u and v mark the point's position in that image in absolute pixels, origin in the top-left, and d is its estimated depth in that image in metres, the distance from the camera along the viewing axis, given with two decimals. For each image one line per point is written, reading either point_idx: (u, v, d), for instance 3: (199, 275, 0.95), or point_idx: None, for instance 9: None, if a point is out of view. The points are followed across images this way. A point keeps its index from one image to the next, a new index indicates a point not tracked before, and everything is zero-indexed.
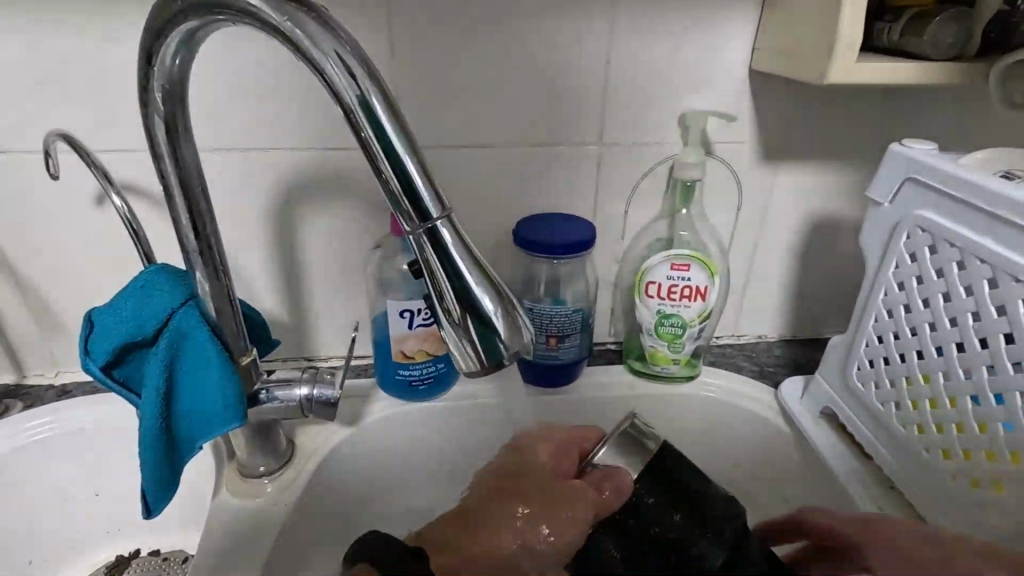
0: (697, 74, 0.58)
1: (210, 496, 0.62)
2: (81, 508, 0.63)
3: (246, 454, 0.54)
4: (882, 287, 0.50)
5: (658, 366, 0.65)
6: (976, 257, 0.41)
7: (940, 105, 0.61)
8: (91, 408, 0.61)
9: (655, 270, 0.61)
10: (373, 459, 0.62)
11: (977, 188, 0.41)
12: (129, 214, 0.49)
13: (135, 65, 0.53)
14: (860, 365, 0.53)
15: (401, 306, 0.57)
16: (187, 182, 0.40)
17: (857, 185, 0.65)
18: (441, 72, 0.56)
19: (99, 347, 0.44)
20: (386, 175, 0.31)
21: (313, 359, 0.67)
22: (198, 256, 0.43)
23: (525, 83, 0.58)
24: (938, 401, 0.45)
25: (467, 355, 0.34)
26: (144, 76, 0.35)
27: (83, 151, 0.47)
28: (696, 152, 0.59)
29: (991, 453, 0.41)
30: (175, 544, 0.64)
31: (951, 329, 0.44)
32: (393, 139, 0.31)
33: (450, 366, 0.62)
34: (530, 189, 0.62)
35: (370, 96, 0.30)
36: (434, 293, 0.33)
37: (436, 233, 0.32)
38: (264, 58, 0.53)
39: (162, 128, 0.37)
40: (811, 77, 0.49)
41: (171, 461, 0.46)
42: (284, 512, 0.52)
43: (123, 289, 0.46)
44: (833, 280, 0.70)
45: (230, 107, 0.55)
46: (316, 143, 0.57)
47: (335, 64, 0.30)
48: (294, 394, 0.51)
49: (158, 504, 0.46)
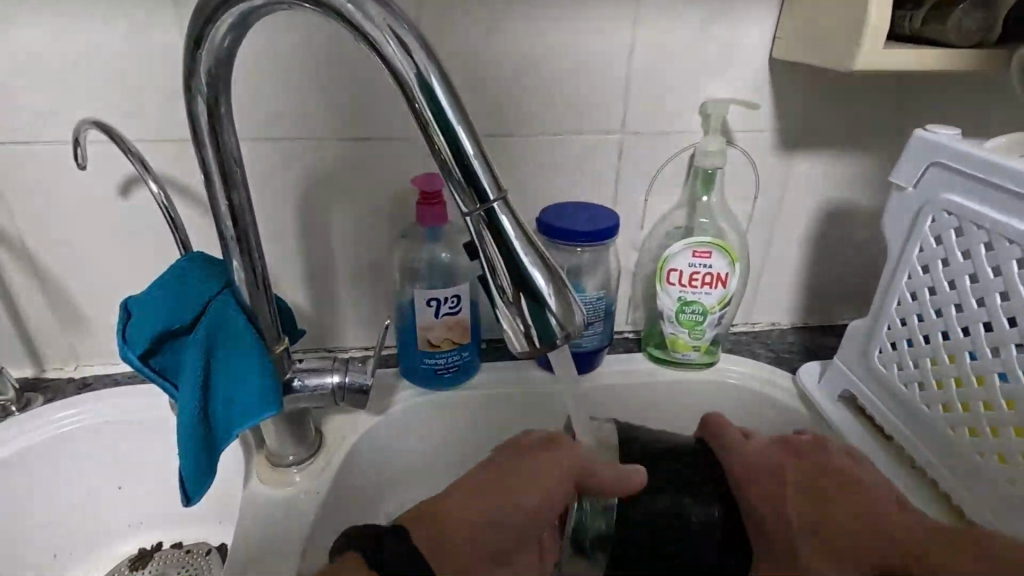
0: (718, 63, 0.59)
1: (235, 487, 0.61)
2: (104, 500, 0.62)
3: (276, 444, 0.54)
4: (905, 271, 0.51)
5: (679, 353, 0.65)
6: (1005, 239, 0.42)
7: (954, 92, 0.62)
8: (114, 401, 0.61)
9: (677, 257, 0.62)
10: (398, 448, 0.62)
11: (1005, 170, 0.42)
12: (165, 200, 0.51)
13: (160, 54, 0.53)
14: (882, 348, 0.54)
15: (428, 295, 0.57)
16: (229, 169, 0.40)
17: (872, 173, 0.66)
18: (467, 60, 0.56)
19: (136, 336, 0.44)
20: (447, 159, 0.33)
21: (333, 349, 0.67)
22: (235, 243, 0.43)
23: (549, 71, 0.58)
24: (965, 380, 0.46)
25: (519, 331, 0.36)
26: (190, 59, 0.35)
27: (121, 140, 0.49)
28: (717, 140, 0.59)
29: (1021, 428, 0.43)
30: (197, 537, 0.64)
31: (978, 309, 0.45)
32: (456, 124, 0.32)
33: (474, 355, 0.62)
34: (552, 179, 0.63)
35: (431, 81, 0.32)
36: (488, 273, 0.35)
37: (494, 214, 0.33)
38: (291, 47, 0.53)
39: (206, 112, 0.37)
40: (838, 65, 0.50)
41: (210, 449, 0.45)
42: (316, 500, 0.53)
43: (158, 281, 0.46)
44: (847, 266, 0.71)
45: (257, 96, 0.55)
46: (341, 133, 0.57)
47: (399, 50, 0.31)
48: (326, 382, 0.51)
49: (197, 492, 0.46)
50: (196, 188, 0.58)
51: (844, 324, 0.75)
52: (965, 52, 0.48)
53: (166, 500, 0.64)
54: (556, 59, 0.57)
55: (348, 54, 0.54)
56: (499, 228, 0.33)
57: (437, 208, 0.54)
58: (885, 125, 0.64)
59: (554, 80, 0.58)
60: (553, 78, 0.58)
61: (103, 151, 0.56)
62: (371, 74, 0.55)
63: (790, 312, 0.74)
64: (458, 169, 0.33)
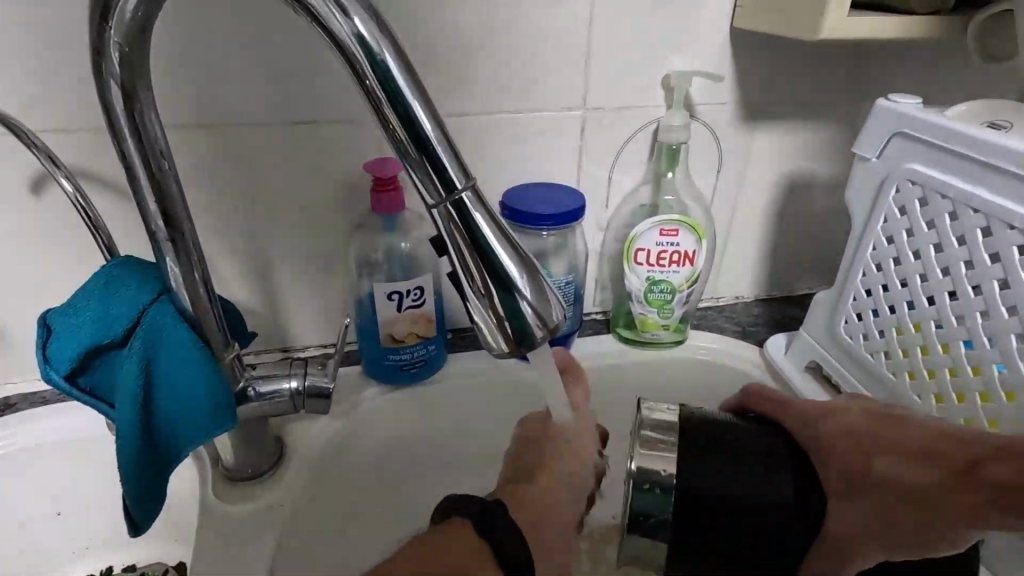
0: (682, 32, 0.57)
1: (191, 504, 0.57)
2: (44, 528, 0.57)
3: (233, 458, 0.50)
4: (870, 243, 0.51)
5: (648, 333, 0.64)
6: (970, 208, 0.43)
7: (907, 64, 0.63)
8: (47, 421, 0.55)
9: (644, 236, 0.61)
10: (363, 451, 0.58)
11: (971, 140, 0.42)
12: (82, 198, 0.46)
13: (70, 31, 0.46)
14: (847, 319, 0.54)
15: (389, 289, 0.54)
16: (155, 163, 0.35)
17: (831, 142, 0.66)
18: (419, 33, 0.52)
19: (61, 355, 0.39)
20: (404, 144, 0.30)
21: (289, 349, 0.63)
22: (169, 245, 0.38)
23: (508, 43, 0.54)
24: (930, 347, 0.47)
25: (494, 328, 0.33)
26: (97, 34, 0.31)
27: (22, 131, 0.44)
28: (681, 114, 0.58)
29: (985, 394, 0.44)
30: (152, 558, 0.59)
31: (943, 279, 0.45)
32: (415, 106, 0.29)
33: (441, 348, 0.60)
34: (513, 160, 0.60)
35: (385, 58, 0.28)
36: (458, 267, 0.32)
37: (463, 205, 0.31)
38: (219, 22, 0.48)
39: (121, 96, 0.32)
40: (803, 34, 0.49)
41: (157, 472, 0.41)
42: (281, 513, 0.49)
43: (86, 288, 0.42)
44: (805, 240, 0.72)
45: (185, 77, 0.49)
46: (283, 118, 0.52)
47: (344, 22, 0.28)
48: (282, 388, 0.47)
49: (147, 517, 0.42)
50: (124, 182, 0.52)
51: (804, 293, 0.75)
52: (924, 19, 0.49)
53: (115, 523, 0.59)
54: (514, 32, 0.54)
55: (288, 31, 0.49)
56: (470, 220, 0.31)
57: (392, 194, 0.50)
58: (841, 96, 0.64)
59: (512, 53, 0.55)
60: (513, 52, 0.55)
61: (10, 144, 0.49)
62: (315, 51, 0.50)
63: (753, 285, 0.74)
64: (421, 157, 0.30)
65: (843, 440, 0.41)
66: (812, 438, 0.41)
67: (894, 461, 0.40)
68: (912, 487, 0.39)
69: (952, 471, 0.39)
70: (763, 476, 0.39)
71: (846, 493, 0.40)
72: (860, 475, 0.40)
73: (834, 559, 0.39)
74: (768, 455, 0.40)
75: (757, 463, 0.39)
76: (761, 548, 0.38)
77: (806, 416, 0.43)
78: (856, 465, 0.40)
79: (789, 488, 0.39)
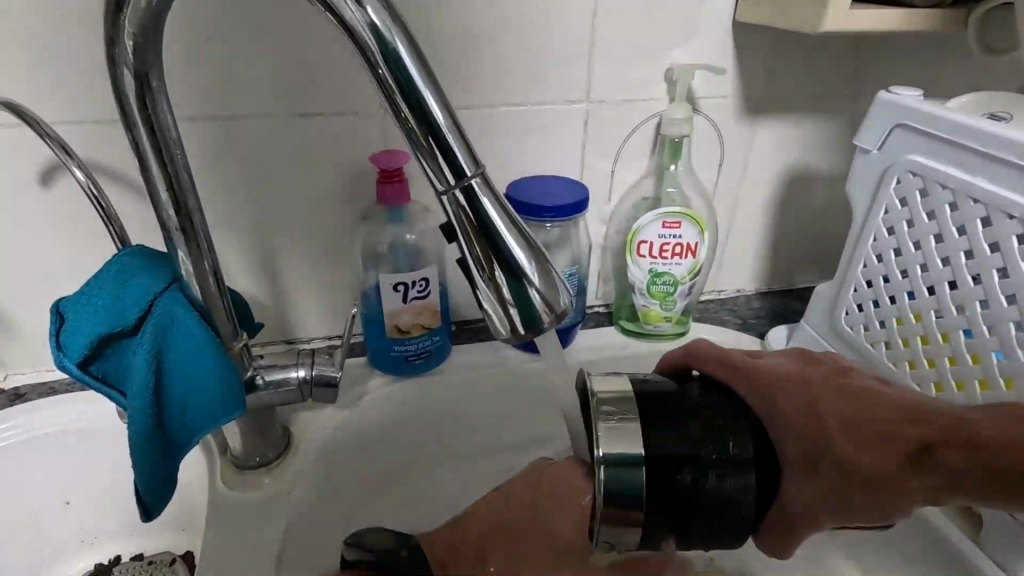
0: (684, 25, 0.58)
1: (198, 493, 0.57)
2: (53, 516, 0.57)
3: (241, 446, 0.51)
4: (871, 234, 0.52)
5: (650, 325, 0.65)
6: (970, 198, 0.43)
7: (907, 58, 0.63)
8: (57, 410, 0.56)
9: (647, 228, 0.61)
10: (370, 442, 0.59)
11: (971, 130, 0.43)
12: (94, 188, 0.46)
13: (80, 22, 0.47)
14: (848, 310, 0.55)
15: (394, 280, 0.54)
16: (167, 152, 0.36)
17: (832, 136, 0.67)
18: (425, 27, 0.53)
19: (74, 342, 0.40)
20: (413, 131, 0.30)
21: (295, 341, 0.64)
22: (181, 234, 0.39)
23: (512, 36, 0.55)
24: (930, 337, 0.48)
25: (501, 313, 0.34)
26: (111, 23, 0.31)
27: (35, 122, 0.44)
28: (683, 106, 0.58)
29: (984, 382, 0.44)
30: (159, 547, 0.60)
31: (943, 269, 0.46)
32: (424, 93, 0.30)
33: (445, 340, 0.60)
34: (517, 153, 0.60)
35: (396, 47, 0.29)
36: (465, 253, 0.33)
37: (471, 191, 0.31)
38: (227, 14, 0.48)
39: (134, 84, 0.33)
40: (805, 26, 0.49)
41: (167, 458, 0.42)
42: (289, 501, 0.50)
43: (98, 277, 0.42)
44: (806, 234, 0.73)
45: (193, 69, 0.49)
46: (290, 110, 0.53)
47: (354, 10, 0.28)
48: (289, 377, 0.48)
49: (158, 503, 0.43)
50: (132, 174, 0.53)
51: (804, 287, 0.76)
52: (924, 13, 0.49)
53: (124, 511, 0.59)
54: (517, 26, 0.54)
55: (295, 25, 0.50)
56: (477, 206, 0.31)
57: (397, 185, 0.51)
58: (842, 89, 0.64)
59: (515, 46, 0.55)
60: (518, 46, 0.55)
61: (19, 135, 0.50)
62: (321, 44, 0.51)
63: (753, 279, 0.75)
64: (431, 146, 0.31)
65: (798, 406, 0.38)
66: (762, 406, 0.38)
67: (852, 444, 0.36)
68: (870, 474, 0.35)
69: (908, 450, 0.36)
70: (719, 440, 0.36)
71: (804, 469, 0.36)
72: (817, 450, 0.36)
73: (787, 533, 0.36)
74: (725, 417, 0.37)
75: (715, 424, 0.36)
76: (721, 523, 0.36)
77: (761, 378, 0.39)
78: (811, 438, 0.36)
79: (751, 447, 0.36)
